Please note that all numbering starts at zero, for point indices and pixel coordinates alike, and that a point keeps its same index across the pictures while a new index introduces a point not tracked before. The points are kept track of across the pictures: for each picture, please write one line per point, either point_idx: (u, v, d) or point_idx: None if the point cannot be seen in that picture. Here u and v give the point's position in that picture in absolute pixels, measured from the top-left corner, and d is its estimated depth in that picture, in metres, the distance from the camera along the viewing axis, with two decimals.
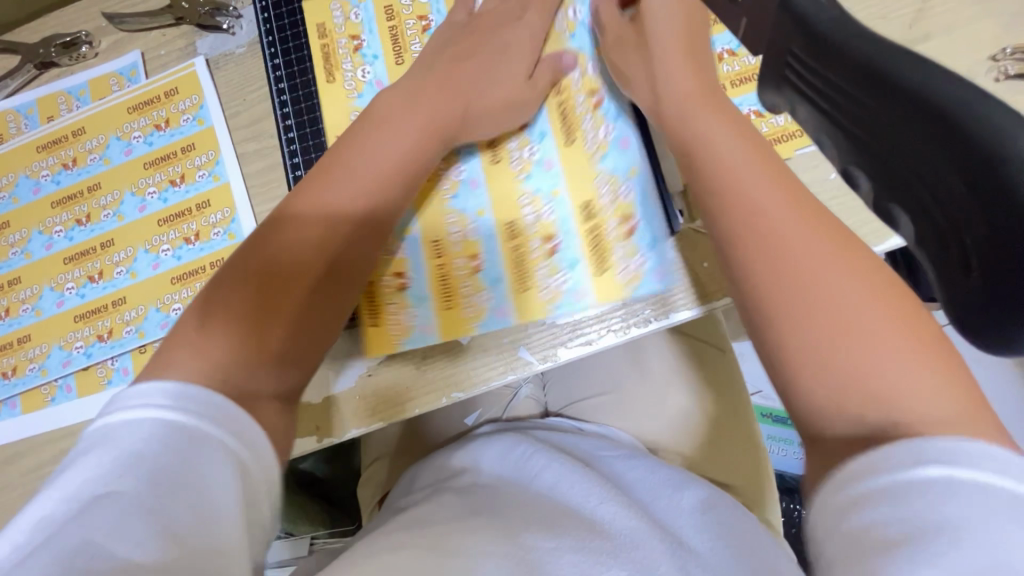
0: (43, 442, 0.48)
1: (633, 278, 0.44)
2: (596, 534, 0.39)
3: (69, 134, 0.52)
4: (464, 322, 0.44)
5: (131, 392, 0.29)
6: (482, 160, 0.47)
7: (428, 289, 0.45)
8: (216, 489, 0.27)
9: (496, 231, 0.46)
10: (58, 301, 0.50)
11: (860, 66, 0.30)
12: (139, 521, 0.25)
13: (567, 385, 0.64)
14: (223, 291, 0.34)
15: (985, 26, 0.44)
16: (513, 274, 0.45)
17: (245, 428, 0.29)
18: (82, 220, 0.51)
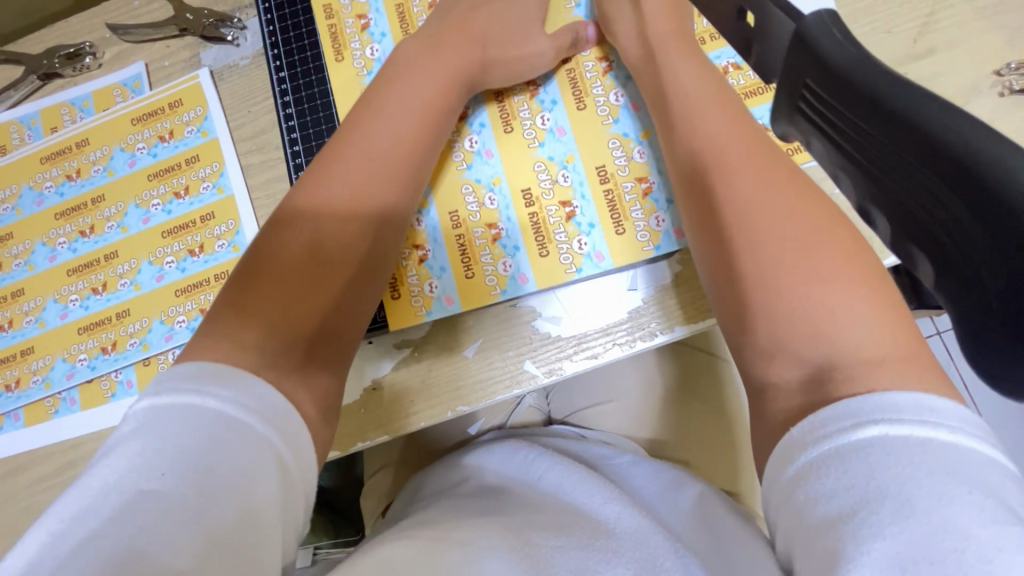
0: (46, 455, 0.47)
1: (652, 236, 0.45)
2: (600, 533, 0.39)
3: (73, 146, 0.52)
4: (486, 288, 0.46)
5: (179, 378, 0.30)
6: (495, 130, 0.48)
7: (448, 258, 0.46)
8: (261, 488, 0.28)
9: (512, 199, 0.47)
10: (62, 313, 0.50)
11: (866, 99, 0.27)
12: (186, 516, 0.25)
13: (571, 394, 0.64)
14: (264, 267, 0.37)
15: (988, 41, 0.44)
16: (534, 239, 0.46)
17: (288, 428, 0.31)
18: (85, 232, 0.51)
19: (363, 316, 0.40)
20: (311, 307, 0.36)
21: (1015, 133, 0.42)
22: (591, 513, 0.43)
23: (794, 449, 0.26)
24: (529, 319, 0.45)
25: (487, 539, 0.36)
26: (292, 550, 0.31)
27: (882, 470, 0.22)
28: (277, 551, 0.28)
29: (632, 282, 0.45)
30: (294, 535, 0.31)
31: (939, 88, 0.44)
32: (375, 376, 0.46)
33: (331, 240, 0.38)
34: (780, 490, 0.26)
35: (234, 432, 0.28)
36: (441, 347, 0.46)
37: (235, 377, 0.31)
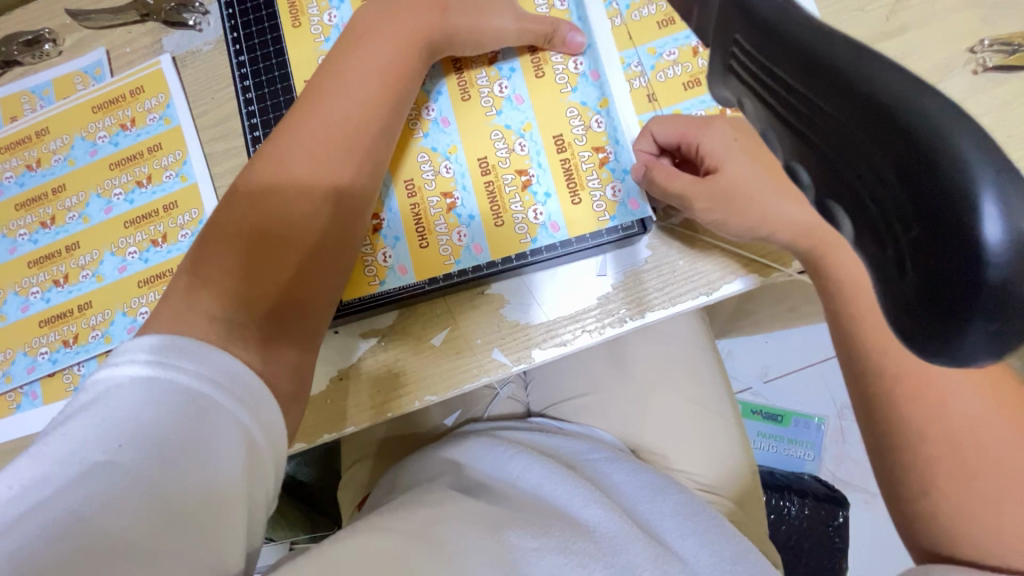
0: (7, 450, 0.46)
1: (608, 207, 0.44)
2: (579, 536, 0.39)
3: (33, 135, 0.51)
4: (440, 260, 0.44)
5: (140, 346, 0.29)
6: (452, 98, 0.47)
7: (402, 227, 0.45)
8: (220, 466, 0.27)
9: (468, 167, 0.45)
10: (22, 306, 0.49)
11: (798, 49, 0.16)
12: (136, 491, 0.25)
13: (547, 386, 0.62)
14: (213, 246, 0.36)
15: (962, 18, 0.43)
16: (490, 209, 0.45)
17: (259, 406, 0.30)
18: (46, 223, 0.50)
19: (329, 295, 0.39)
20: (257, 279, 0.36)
21: (988, 111, 0.42)
22: (570, 514, 0.42)
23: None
24: (497, 306, 0.44)
25: (469, 538, 0.36)
26: (260, 533, 0.31)
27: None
28: (240, 534, 0.28)
29: (601, 267, 0.44)
30: (262, 517, 0.31)
31: (911, 66, 0.43)
32: (342, 366, 0.45)
33: (284, 213, 0.37)
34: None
35: (201, 411, 0.28)
36: (409, 335, 0.45)
37: (202, 351, 0.30)
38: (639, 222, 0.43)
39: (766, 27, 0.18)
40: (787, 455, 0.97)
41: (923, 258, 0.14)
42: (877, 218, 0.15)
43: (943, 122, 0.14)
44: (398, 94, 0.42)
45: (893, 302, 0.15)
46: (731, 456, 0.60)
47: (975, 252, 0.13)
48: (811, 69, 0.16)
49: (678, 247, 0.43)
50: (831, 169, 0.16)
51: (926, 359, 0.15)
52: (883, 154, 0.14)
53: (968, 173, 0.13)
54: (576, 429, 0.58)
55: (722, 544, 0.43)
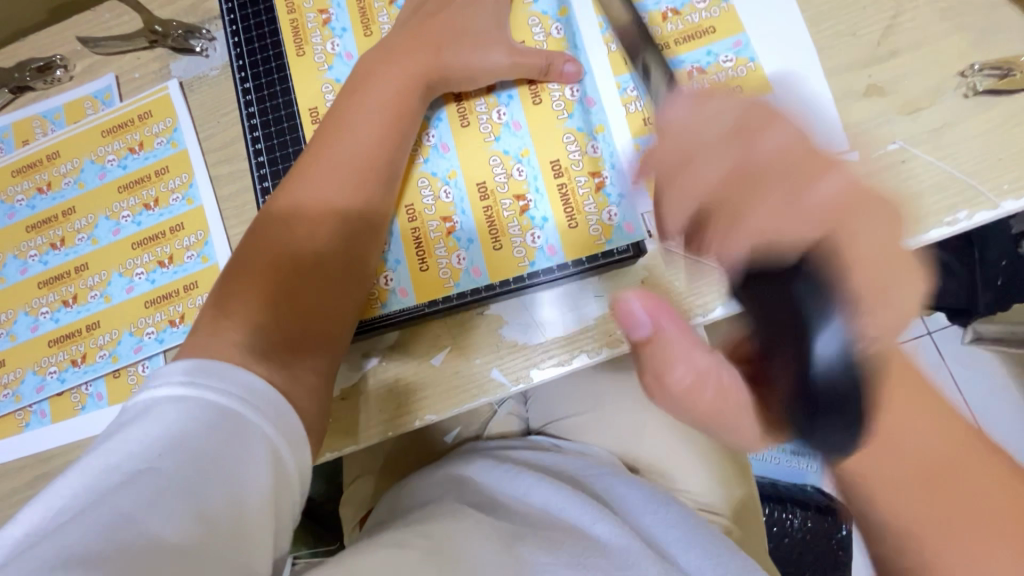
0: (18, 468, 0.47)
1: (604, 231, 0.45)
2: (595, 553, 0.39)
3: (44, 158, 0.53)
4: (440, 284, 0.45)
5: (177, 369, 0.32)
6: (451, 124, 0.48)
7: (403, 250, 0.46)
8: (250, 475, 0.30)
9: (467, 192, 0.46)
10: (32, 326, 0.50)
11: None
12: (174, 497, 0.28)
13: (548, 402, 0.63)
14: (237, 283, 0.38)
15: (952, 43, 0.44)
16: (488, 233, 0.45)
17: (283, 421, 0.33)
18: (56, 244, 0.51)
19: (342, 322, 0.40)
20: (274, 304, 0.38)
21: (978, 134, 0.42)
22: (577, 530, 0.42)
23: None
24: (496, 327, 0.45)
25: (485, 549, 0.38)
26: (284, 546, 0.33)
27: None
28: (268, 544, 0.30)
29: (598, 289, 0.45)
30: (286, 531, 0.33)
31: (903, 89, 0.44)
32: (343, 386, 0.45)
33: (305, 241, 0.40)
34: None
35: (235, 425, 0.31)
36: (409, 356, 0.45)
37: (231, 372, 0.33)
38: (634, 245, 0.44)
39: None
40: (790, 466, 0.96)
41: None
42: None
43: None
44: (401, 124, 0.44)
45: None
46: (732, 473, 0.60)
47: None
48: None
49: (673, 268, 0.44)
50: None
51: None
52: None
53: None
54: (574, 447, 0.58)
55: (728, 557, 0.44)
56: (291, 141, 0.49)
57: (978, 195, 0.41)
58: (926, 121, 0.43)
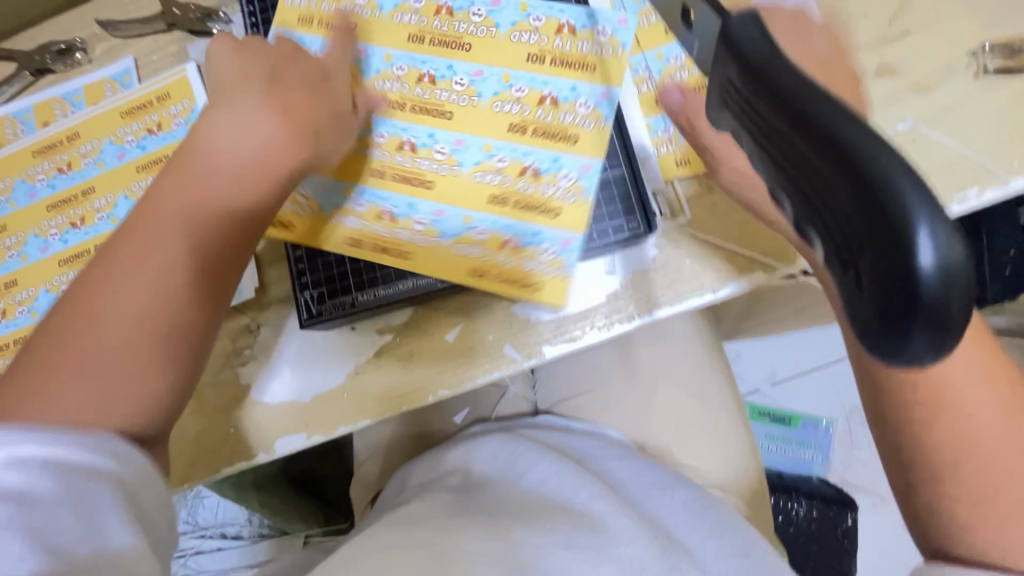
0: None
1: (593, 114, 0.44)
2: (585, 530, 0.41)
3: (64, 139, 0.53)
4: (529, 211, 0.44)
5: None
6: (439, 125, 0.45)
7: (514, 216, 0.44)
8: (108, 512, 0.28)
9: (513, 142, 0.44)
10: (53, 303, 0.51)
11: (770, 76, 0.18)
12: (19, 544, 0.26)
13: (554, 385, 0.64)
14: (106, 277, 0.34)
15: (963, 23, 0.44)
16: (502, 126, 0.45)
17: (131, 453, 0.31)
18: (76, 223, 0.52)
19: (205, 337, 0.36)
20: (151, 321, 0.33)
21: (988, 113, 0.43)
22: (575, 507, 0.43)
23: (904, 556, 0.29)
24: (509, 303, 0.46)
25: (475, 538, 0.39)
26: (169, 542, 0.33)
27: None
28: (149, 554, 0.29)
29: (609, 265, 0.45)
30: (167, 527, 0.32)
31: (914, 69, 0.44)
32: (358, 361, 0.46)
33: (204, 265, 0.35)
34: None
35: (68, 469, 0.28)
36: (422, 332, 0.46)
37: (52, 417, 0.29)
38: (644, 221, 0.44)
39: (759, 78, 0.18)
40: (795, 457, 0.97)
41: (881, 285, 0.14)
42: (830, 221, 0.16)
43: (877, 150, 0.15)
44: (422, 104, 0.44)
45: (851, 311, 0.15)
46: (736, 452, 0.61)
47: (912, 280, 0.14)
48: (793, 123, 0.17)
49: (684, 245, 0.45)
50: (806, 196, 0.17)
51: (881, 364, 0.15)
52: (844, 187, 0.15)
53: (910, 214, 0.14)
54: (583, 427, 0.59)
55: (728, 537, 0.45)
56: None
57: (987, 173, 0.42)
58: (937, 100, 0.43)
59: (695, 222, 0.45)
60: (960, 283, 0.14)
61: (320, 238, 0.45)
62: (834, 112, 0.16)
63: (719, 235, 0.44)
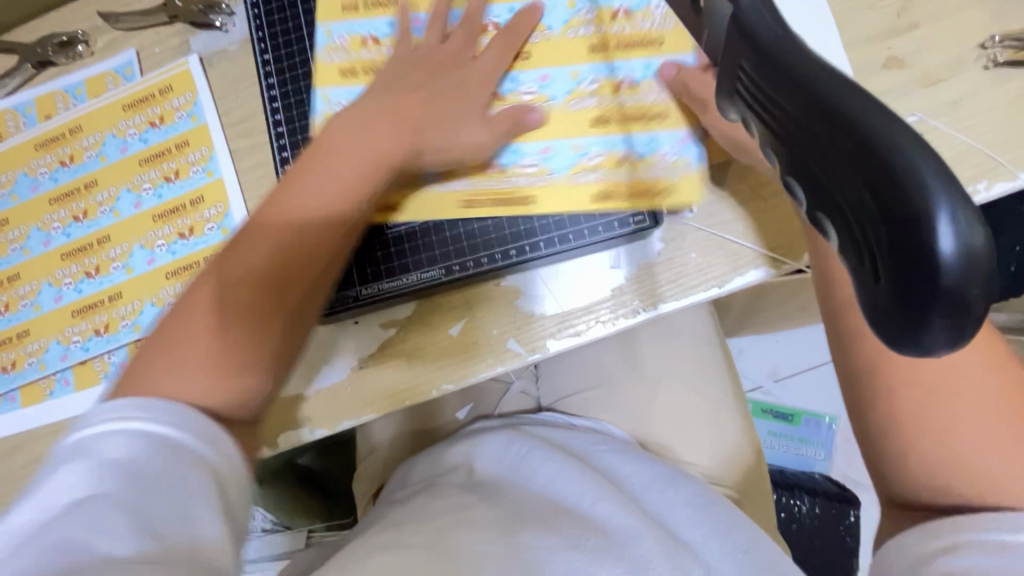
0: (44, 434, 0.49)
1: (666, 12, 0.46)
2: (591, 532, 0.40)
3: (66, 132, 0.53)
4: (636, 122, 0.45)
5: (98, 410, 0.29)
6: (523, 66, 0.47)
7: (630, 130, 0.45)
8: (198, 491, 0.28)
9: (603, 61, 0.46)
10: (56, 297, 0.51)
11: (784, 60, 0.17)
12: (116, 519, 0.26)
13: (558, 380, 0.63)
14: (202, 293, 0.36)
15: (973, 14, 0.44)
16: (580, 50, 0.46)
17: (221, 440, 0.31)
18: (79, 217, 0.52)
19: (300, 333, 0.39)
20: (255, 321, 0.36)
21: (997, 106, 0.42)
22: (580, 511, 0.43)
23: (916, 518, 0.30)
24: (513, 298, 0.46)
25: (484, 541, 0.39)
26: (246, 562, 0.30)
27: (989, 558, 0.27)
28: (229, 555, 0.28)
29: (614, 260, 0.45)
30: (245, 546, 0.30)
31: (923, 61, 0.43)
32: (362, 355, 0.46)
33: (265, 288, 0.37)
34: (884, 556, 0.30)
35: (166, 449, 0.28)
36: (426, 326, 0.46)
37: (163, 408, 0.30)
38: (650, 215, 0.44)
39: (775, 64, 0.17)
40: (798, 455, 0.97)
41: (898, 274, 0.14)
42: (845, 210, 0.15)
43: (895, 137, 0.14)
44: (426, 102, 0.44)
45: (866, 300, 0.15)
46: (740, 449, 0.61)
47: (931, 267, 0.13)
48: (809, 112, 0.16)
49: (690, 239, 0.44)
50: (819, 182, 0.16)
51: (897, 352, 0.15)
52: (860, 173, 0.15)
53: (931, 200, 0.13)
54: (587, 423, 0.59)
55: (731, 534, 0.44)
56: (309, 113, 0.49)
57: (997, 166, 0.41)
58: (946, 92, 0.43)
59: (701, 216, 0.44)
60: (983, 273, 0.13)
61: (426, 210, 0.46)
62: (851, 96, 0.15)
63: (725, 229, 0.44)
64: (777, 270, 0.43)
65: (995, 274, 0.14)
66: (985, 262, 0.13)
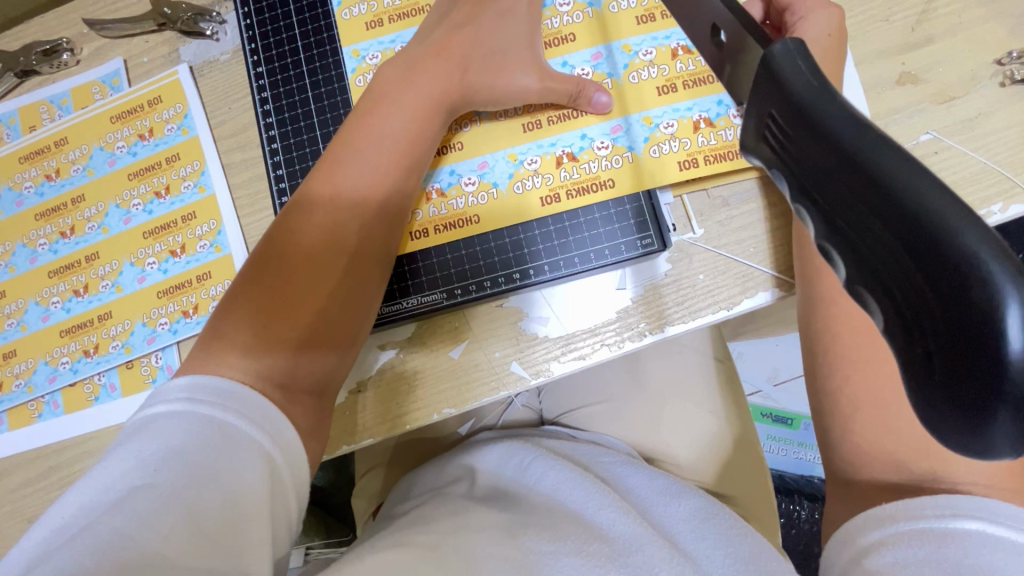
0: (30, 459, 0.47)
1: None
2: (596, 539, 0.39)
3: (52, 145, 0.51)
4: (699, 86, 0.45)
5: (173, 388, 0.35)
6: (570, 46, 0.47)
7: (692, 97, 0.45)
8: (243, 480, 0.31)
9: (651, 31, 0.46)
10: (44, 316, 0.49)
11: (822, 114, 0.16)
12: (172, 498, 0.29)
13: (561, 394, 0.62)
14: (247, 308, 0.39)
15: (990, 28, 0.43)
16: (630, 23, 0.46)
17: (275, 429, 0.35)
18: (66, 233, 0.50)
19: (350, 329, 0.41)
20: (298, 323, 0.39)
21: (1014, 125, 0.41)
22: (584, 518, 0.42)
23: (889, 513, 0.31)
24: (516, 319, 0.44)
25: (486, 548, 0.38)
26: (285, 549, 0.35)
27: (980, 557, 0.27)
28: (265, 549, 0.31)
29: (620, 281, 0.44)
30: (285, 535, 0.35)
31: (938, 78, 0.42)
32: (359, 378, 0.45)
33: (308, 297, 0.39)
34: (853, 543, 0.32)
35: (221, 435, 0.33)
36: (427, 348, 0.45)
37: (230, 390, 0.35)
38: (658, 238, 0.43)
39: (810, 117, 0.16)
40: (796, 459, 0.95)
41: (954, 373, 0.13)
42: (894, 288, 0.14)
43: (954, 216, 0.13)
44: (424, 125, 0.43)
45: (917, 388, 0.14)
46: (743, 464, 0.59)
47: (999, 371, 0.12)
48: (852, 178, 0.15)
49: (700, 261, 0.43)
50: (861, 255, 0.15)
51: (949, 442, 0.14)
52: (913, 251, 0.13)
53: (998, 296, 0.12)
54: (591, 438, 0.58)
55: (736, 545, 0.41)
56: (306, 128, 0.48)
57: (1013, 187, 0.40)
58: (962, 109, 0.42)
59: (709, 237, 0.43)
60: None
61: (505, 213, 0.45)
62: (902, 165, 0.14)
63: (734, 249, 0.43)
64: (788, 292, 0.42)
65: None
66: None
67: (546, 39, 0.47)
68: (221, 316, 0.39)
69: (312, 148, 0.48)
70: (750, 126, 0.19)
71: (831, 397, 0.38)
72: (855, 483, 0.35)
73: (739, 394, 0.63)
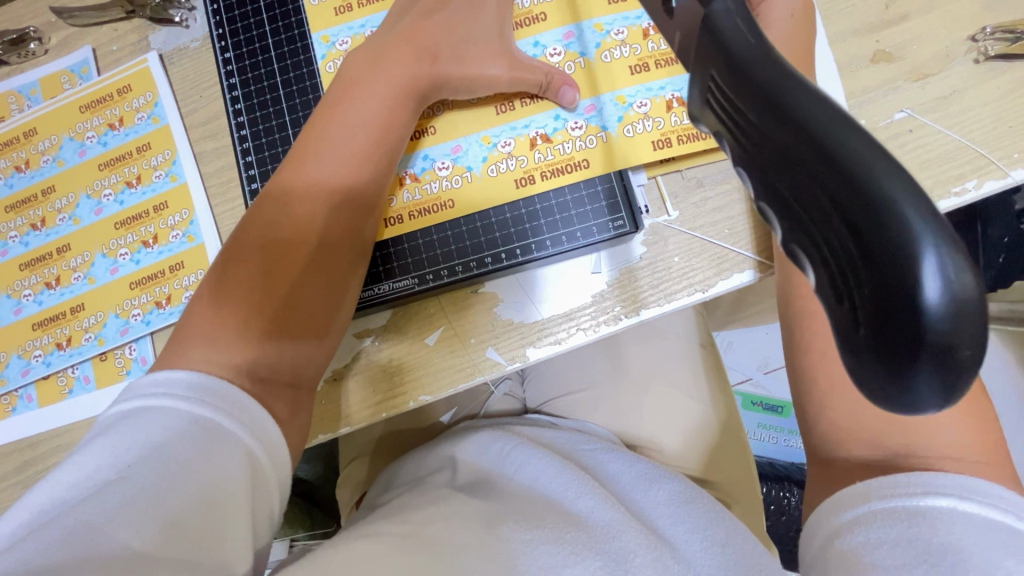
0: (4, 454, 0.47)
1: None
2: (573, 526, 0.39)
3: (21, 136, 0.51)
4: (672, 65, 0.44)
5: (151, 382, 0.34)
6: (542, 26, 0.46)
7: (665, 76, 0.44)
8: (222, 473, 0.31)
9: (623, 9, 0.45)
10: (15, 309, 0.49)
11: (758, 76, 0.15)
12: (145, 491, 0.29)
13: (544, 382, 0.62)
14: (216, 296, 0.38)
15: (964, 5, 0.42)
16: (601, 2, 0.45)
17: (255, 422, 0.34)
18: (37, 225, 0.49)
19: (324, 315, 0.40)
20: (266, 309, 0.38)
21: (988, 102, 0.41)
22: (563, 506, 0.41)
23: (862, 492, 0.30)
24: (491, 304, 0.44)
25: (462, 536, 0.37)
26: (266, 541, 0.34)
27: (950, 537, 0.27)
28: (244, 539, 0.31)
29: (595, 265, 0.44)
30: (266, 525, 0.34)
31: (912, 55, 0.42)
32: (336, 366, 0.45)
33: (276, 283, 0.38)
34: (827, 522, 0.31)
35: (199, 427, 0.32)
36: (403, 335, 0.45)
37: (207, 383, 0.34)
38: (631, 220, 0.43)
39: (748, 79, 0.16)
40: (787, 446, 0.95)
41: (880, 331, 0.13)
42: (823, 246, 0.14)
43: (877, 171, 0.13)
44: (395, 110, 0.42)
45: (846, 349, 0.14)
46: (726, 450, 0.59)
47: (915, 319, 0.12)
48: (784, 139, 0.14)
49: (675, 243, 0.43)
50: (793, 211, 0.15)
51: (881, 404, 0.14)
52: (838, 208, 0.13)
53: (916, 251, 0.12)
54: (571, 425, 0.58)
55: (713, 530, 0.41)
56: (275, 113, 0.47)
57: (988, 164, 0.40)
58: (936, 87, 0.41)
59: (684, 219, 0.43)
60: (972, 322, 0.12)
61: (479, 196, 0.45)
62: (830, 120, 0.14)
63: (709, 231, 0.43)
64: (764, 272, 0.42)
65: (987, 315, 0.13)
66: (975, 305, 0.12)
67: (517, 19, 0.46)
68: (194, 305, 0.39)
69: (282, 135, 0.47)
70: (696, 93, 0.18)
71: (806, 378, 0.37)
72: (830, 463, 0.35)
73: (720, 380, 0.63)
